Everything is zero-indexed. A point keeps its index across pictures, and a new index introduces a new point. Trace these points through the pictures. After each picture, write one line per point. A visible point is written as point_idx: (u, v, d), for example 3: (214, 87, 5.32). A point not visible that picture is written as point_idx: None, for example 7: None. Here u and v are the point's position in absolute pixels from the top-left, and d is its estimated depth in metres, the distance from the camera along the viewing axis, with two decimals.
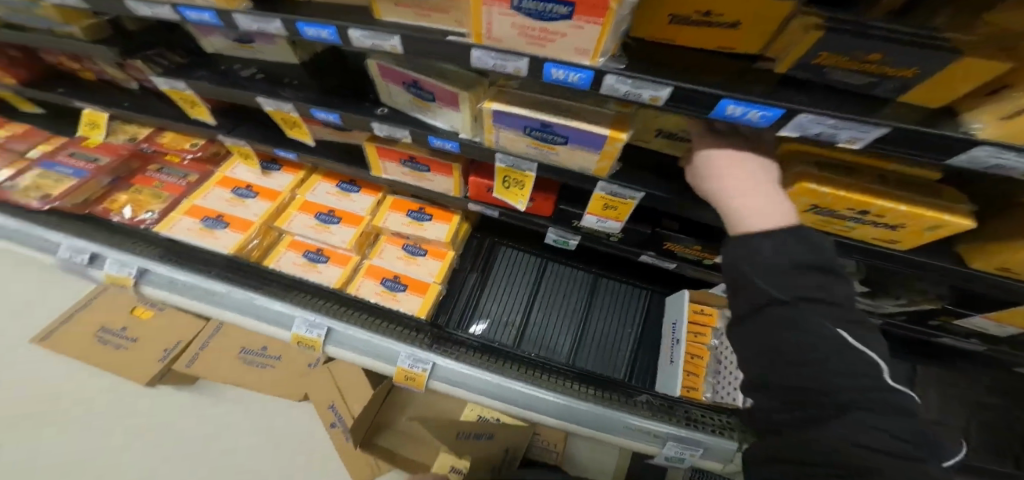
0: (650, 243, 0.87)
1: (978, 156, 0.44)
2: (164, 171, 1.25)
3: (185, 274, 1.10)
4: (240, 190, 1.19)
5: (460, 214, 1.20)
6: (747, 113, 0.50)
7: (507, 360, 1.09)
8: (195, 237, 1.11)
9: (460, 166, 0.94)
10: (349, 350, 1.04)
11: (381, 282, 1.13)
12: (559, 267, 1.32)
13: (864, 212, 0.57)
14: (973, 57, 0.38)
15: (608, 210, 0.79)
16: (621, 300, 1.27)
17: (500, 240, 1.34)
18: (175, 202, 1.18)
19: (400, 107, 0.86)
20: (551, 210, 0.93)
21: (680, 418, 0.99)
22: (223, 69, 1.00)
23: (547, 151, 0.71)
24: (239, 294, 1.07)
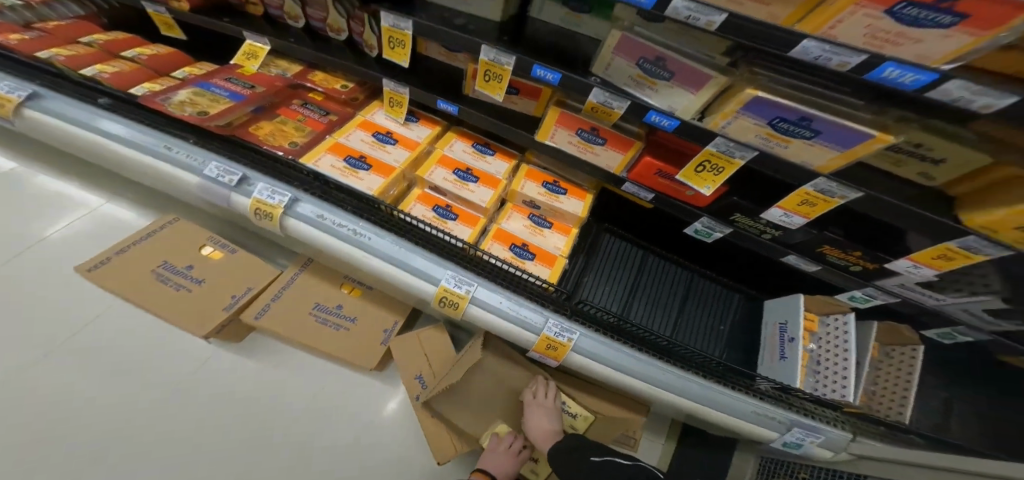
0: (805, 246, 0.99)
1: None
2: (307, 106, 1.20)
3: (339, 213, 1.10)
4: (382, 135, 1.09)
5: (592, 193, 1.24)
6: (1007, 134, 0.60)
7: (634, 337, 1.15)
8: (339, 175, 1.06)
9: (641, 144, 1.02)
10: (492, 310, 1.10)
11: (510, 248, 1.15)
12: (660, 261, 1.41)
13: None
14: None
15: (804, 206, 0.84)
16: (714, 299, 1.36)
17: (608, 228, 1.42)
18: (317, 139, 1.10)
19: (611, 80, 0.94)
20: (712, 201, 1.03)
21: (798, 407, 1.08)
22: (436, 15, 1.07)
23: (777, 142, 0.78)
24: (390, 240, 1.10)
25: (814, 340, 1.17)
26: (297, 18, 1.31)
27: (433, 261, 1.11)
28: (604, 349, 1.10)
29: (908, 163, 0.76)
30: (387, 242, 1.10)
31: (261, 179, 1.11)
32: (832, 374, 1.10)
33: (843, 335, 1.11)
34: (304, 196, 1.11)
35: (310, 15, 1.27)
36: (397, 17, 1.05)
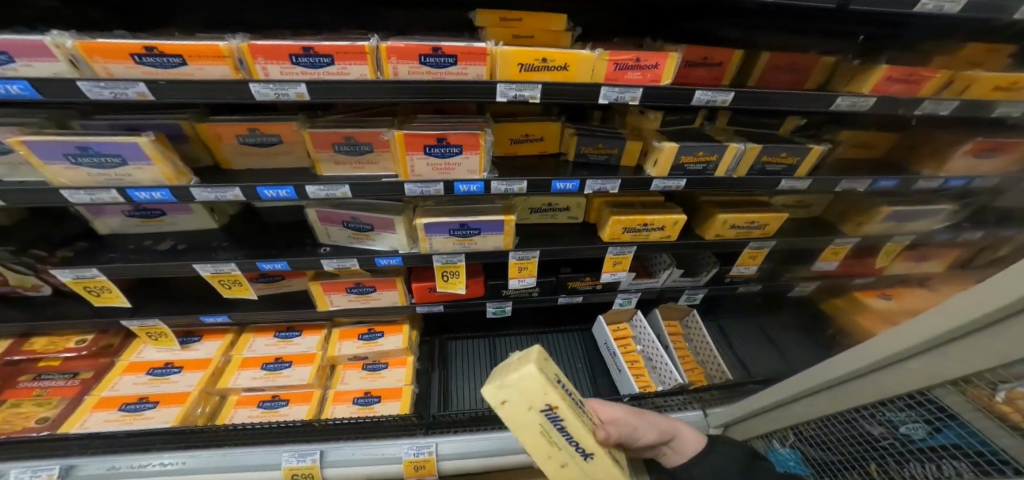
0: (560, 286, 1.22)
1: (657, 185, 0.95)
2: (43, 377, 1.13)
3: (133, 457, 1.02)
4: (158, 369, 1.15)
5: (406, 321, 1.34)
6: (563, 187, 0.92)
7: (499, 419, 1.22)
8: (118, 426, 1.01)
9: (402, 276, 1.16)
10: (348, 464, 1.08)
11: (354, 402, 1.16)
12: (505, 338, 1.55)
13: (646, 224, 1.04)
14: (629, 141, 0.95)
15: (522, 271, 1.12)
16: (562, 347, 1.52)
17: (447, 336, 1.53)
18: (75, 403, 1.07)
19: (339, 243, 1.07)
20: (483, 289, 1.21)
21: (653, 408, 1.22)
22: (132, 248, 1.07)
23: (467, 243, 1.03)
24: (205, 453, 1.04)
25: (639, 342, 1.43)
26: None
27: (264, 449, 1.06)
28: (471, 442, 1.14)
29: (558, 215, 1.15)
30: (201, 457, 1.03)
31: (14, 464, 1.00)
32: (659, 362, 1.32)
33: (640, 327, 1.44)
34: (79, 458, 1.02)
35: None
36: (76, 269, 0.99)
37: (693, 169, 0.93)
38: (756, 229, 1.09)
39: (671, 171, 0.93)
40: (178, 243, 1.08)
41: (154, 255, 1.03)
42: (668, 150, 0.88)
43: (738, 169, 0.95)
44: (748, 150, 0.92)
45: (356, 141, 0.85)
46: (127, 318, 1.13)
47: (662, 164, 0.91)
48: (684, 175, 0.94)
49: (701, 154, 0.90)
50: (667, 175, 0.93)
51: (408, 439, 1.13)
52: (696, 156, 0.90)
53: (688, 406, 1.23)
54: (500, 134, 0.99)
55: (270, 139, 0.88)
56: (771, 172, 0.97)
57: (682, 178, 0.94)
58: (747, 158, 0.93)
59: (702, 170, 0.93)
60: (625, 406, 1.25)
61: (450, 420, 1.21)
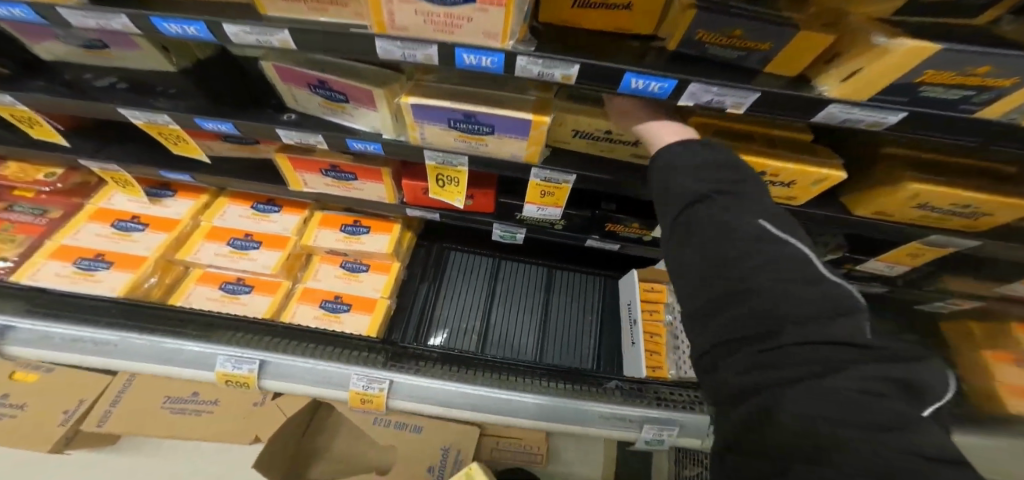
0: (594, 225, 0.91)
1: (834, 114, 0.53)
2: (14, 209, 1.05)
3: (62, 319, 0.88)
4: (123, 223, 1.02)
5: (400, 221, 1.12)
6: (648, 84, 0.55)
7: (473, 365, 1.06)
8: (70, 284, 0.93)
9: (391, 169, 0.87)
10: (290, 382, 0.91)
11: (321, 306, 1.04)
12: (513, 265, 1.30)
13: (763, 175, 0.63)
14: (807, 31, 0.47)
15: (546, 197, 0.80)
16: (578, 293, 1.27)
17: (448, 245, 1.30)
18: (37, 246, 0.99)
19: (309, 111, 0.78)
20: (493, 205, 0.92)
21: (651, 399, 1.01)
22: (68, 80, 0.82)
23: (476, 142, 0.72)
24: (138, 339, 0.88)
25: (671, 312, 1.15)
26: None
27: (198, 347, 0.89)
28: (432, 389, 0.95)
29: (617, 149, 0.72)
30: (133, 342, 0.87)
31: None
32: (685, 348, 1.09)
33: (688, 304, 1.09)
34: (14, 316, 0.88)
35: None
36: None
37: (935, 94, 0.48)
38: (962, 217, 0.66)
39: (877, 94, 0.49)
40: (119, 82, 0.82)
41: (86, 90, 0.79)
42: (901, 55, 0.43)
43: None
44: None
45: None
46: (87, 158, 0.95)
47: (869, 83, 0.48)
48: (908, 104, 0.50)
49: (978, 72, 0.44)
50: (865, 101, 0.50)
51: (360, 367, 0.94)
52: (964, 74, 0.44)
53: (695, 407, 1.00)
54: None
55: None
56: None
57: (901, 109, 0.50)
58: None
59: (956, 100, 0.48)
60: (624, 390, 1.03)
61: (416, 354, 1.06)
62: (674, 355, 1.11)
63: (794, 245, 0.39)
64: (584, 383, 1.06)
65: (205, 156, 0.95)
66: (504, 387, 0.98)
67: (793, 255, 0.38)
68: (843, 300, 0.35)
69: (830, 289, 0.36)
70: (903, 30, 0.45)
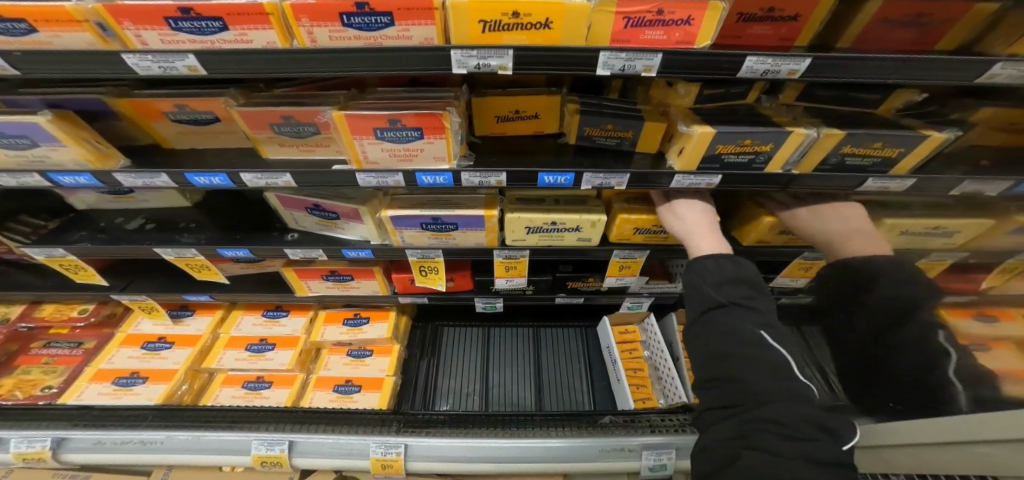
0: (556, 287, 1.05)
1: (680, 181, 0.72)
2: (52, 345, 1.18)
3: (114, 431, 1.02)
4: (151, 344, 1.15)
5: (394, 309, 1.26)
6: (556, 179, 0.73)
7: (480, 421, 1.14)
8: (109, 400, 1.05)
9: (381, 267, 1.05)
10: (319, 457, 1.02)
11: (334, 389, 1.14)
12: (501, 330, 1.43)
13: (665, 226, 0.81)
14: (648, 122, 0.71)
15: (510, 270, 0.96)
16: (562, 343, 1.39)
17: (441, 322, 1.43)
18: (77, 372, 1.12)
19: (308, 229, 0.97)
20: (471, 283, 1.08)
21: (644, 427, 1.08)
22: (104, 225, 1.01)
23: (445, 237, 0.89)
24: (183, 434, 1.02)
25: (647, 347, 1.28)
26: None
27: (236, 434, 1.02)
28: (444, 447, 1.05)
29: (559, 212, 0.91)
30: (177, 437, 1.01)
31: (14, 432, 1.03)
32: (665, 375, 1.19)
33: (655, 334, 1.24)
34: (73, 430, 1.03)
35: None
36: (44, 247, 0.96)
37: (733, 161, 0.68)
38: None
39: (700, 164, 0.69)
40: (148, 223, 1.01)
41: (122, 235, 0.97)
42: (697, 138, 0.63)
43: (803, 162, 0.68)
44: (823, 136, 0.64)
45: (297, 122, 0.69)
46: (117, 292, 1.12)
47: (690, 156, 0.67)
48: (721, 169, 0.69)
49: (747, 143, 0.65)
50: (695, 170, 0.69)
51: (377, 436, 1.04)
52: (740, 145, 0.65)
53: (687, 429, 1.06)
54: (483, 109, 0.79)
55: (205, 117, 0.73)
56: (851, 167, 0.68)
57: (717, 173, 0.69)
58: (818, 148, 0.65)
59: (748, 162, 0.68)
60: (620, 422, 1.10)
61: (427, 417, 1.14)
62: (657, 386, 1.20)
63: (781, 353, 0.55)
64: (581, 420, 1.14)
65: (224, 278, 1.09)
66: (510, 434, 1.07)
67: (778, 360, 0.54)
68: (801, 392, 0.52)
69: (795, 387, 0.52)
70: (703, 120, 0.66)
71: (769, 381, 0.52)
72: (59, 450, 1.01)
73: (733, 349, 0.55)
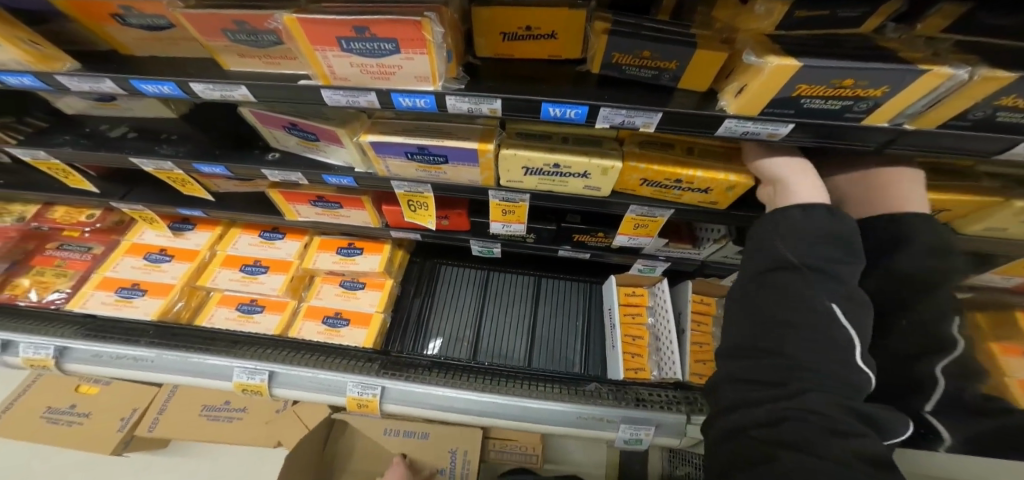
0: (561, 237, 0.93)
1: (731, 127, 0.56)
2: (65, 247, 1.21)
3: (111, 346, 1.05)
4: (154, 255, 1.14)
5: (391, 242, 1.19)
6: (565, 112, 0.60)
7: (462, 372, 1.12)
8: (111, 310, 1.06)
9: (370, 197, 0.96)
10: (298, 389, 1.01)
11: (322, 321, 1.10)
12: (502, 277, 1.35)
13: (679, 182, 0.63)
14: (702, 50, 0.52)
15: (507, 215, 0.85)
16: (563, 300, 1.30)
17: (440, 260, 1.37)
18: (84, 278, 1.16)
19: (290, 150, 0.88)
20: (467, 223, 0.97)
21: (629, 400, 1.00)
22: (89, 132, 0.96)
23: (435, 171, 0.78)
24: (173, 354, 1.03)
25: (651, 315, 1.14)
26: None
27: (220, 359, 1.03)
28: (419, 393, 1.02)
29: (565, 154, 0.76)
30: (168, 356, 1.02)
31: (25, 337, 1.05)
32: (667, 348, 1.07)
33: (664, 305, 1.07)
34: (75, 340, 1.06)
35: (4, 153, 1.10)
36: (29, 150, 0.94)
37: (816, 106, 0.50)
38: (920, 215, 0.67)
39: (764, 110, 0.52)
40: (129, 131, 0.95)
41: (102, 141, 0.92)
42: (770, 72, 0.44)
43: (925, 115, 0.49)
44: (975, 81, 0.42)
45: (252, 28, 0.57)
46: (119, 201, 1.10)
47: (750, 99, 0.50)
48: (795, 116, 0.52)
49: (846, 83, 0.46)
50: (754, 116, 0.53)
51: (356, 375, 1.02)
52: (834, 86, 0.46)
53: (674, 406, 0.97)
54: (486, 21, 0.62)
55: (157, 22, 0.61)
56: (997, 124, 0.49)
57: (790, 121, 0.52)
58: (961, 95, 0.45)
59: (839, 110, 0.50)
60: (602, 391, 1.03)
61: (410, 362, 1.13)
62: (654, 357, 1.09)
63: (849, 332, 0.44)
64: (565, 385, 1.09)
65: (208, 196, 1.08)
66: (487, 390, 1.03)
67: (844, 341, 0.44)
68: (853, 383, 0.43)
69: (850, 378, 0.43)
70: (781, 49, 0.46)
71: (826, 364, 0.43)
72: (62, 359, 1.04)
73: (791, 322, 0.45)
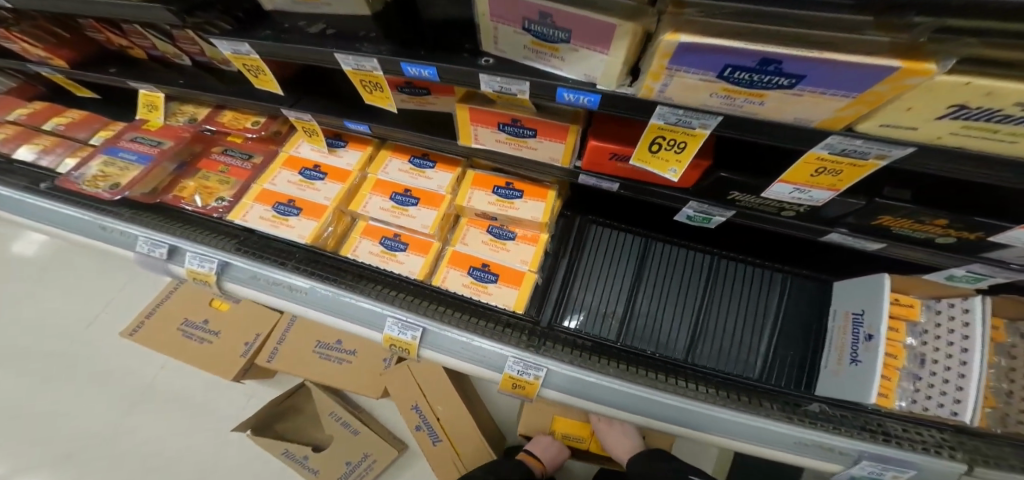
0: (858, 215, 0.65)
1: None
2: (229, 153, 1.07)
3: (266, 267, 0.85)
4: (308, 171, 0.97)
5: (556, 187, 0.93)
6: None
7: (625, 360, 0.88)
8: (270, 228, 0.92)
9: (580, 125, 0.73)
10: (450, 357, 0.80)
11: (469, 272, 0.90)
12: (668, 248, 1.05)
13: None
14: None
15: (821, 176, 0.59)
16: (755, 285, 0.99)
17: (592, 218, 1.08)
18: (245, 188, 0.99)
19: (508, 56, 0.68)
20: (699, 179, 0.73)
21: (875, 433, 0.73)
22: (287, 29, 0.82)
23: (747, 101, 0.52)
24: (327, 290, 0.82)
25: (913, 334, 0.86)
26: (180, 55, 1.03)
27: (370, 303, 0.82)
28: (591, 383, 0.78)
29: None
30: (321, 292, 0.82)
31: (190, 245, 0.88)
32: (937, 380, 0.80)
33: (963, 329, 0.79)
34: (235, 255, 0.87)
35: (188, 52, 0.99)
36: (231, 41, 0.81)
37: None
38: None
39: None
40: (328, 29, 0.80)
41: (302, 36, 0.78)
42: None
43: None
44: None
45: None
46: (286, 107, 0.92)
47: None
48: None
49: None
50: None
51: (514, 348, 0.80)
52: None
53: (947, 452, 0.70)
54: None
55: None
56: None
57: None
58: None
59: None
60: (829, 416, 0.77)
61: (562, 339, 0.90)
62: (909, 386, 0.83)
63: None
64: (768, 398, 0.83)
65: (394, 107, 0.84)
66: (676, 392, 0.78)
67: None
68: None
69: None
70: None
71: None
72: (223, 277, 0.86)
73: None
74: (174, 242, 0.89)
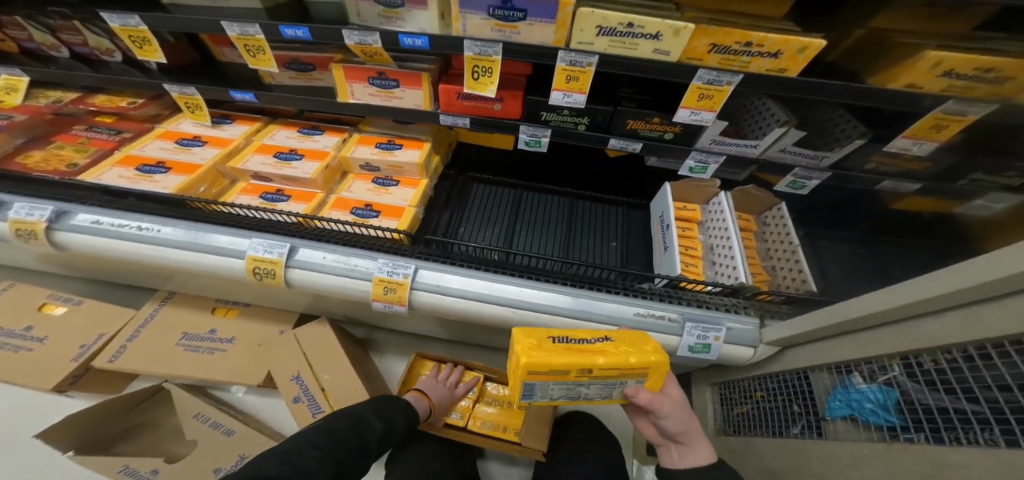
0: (615, 122, 0.95)
1: None
2: (94, 129, 1.12)
3: (123, 215, 0.93)
4: (185, 141, 1.06)
5: (429, 140, 1.12)
6: None
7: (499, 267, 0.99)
8: (128, 183, 0.94)
9: (429, 74, 0.97)
10: (318, 271, 0.88)
11: (350, 212, 1.00)
12: (534, 198, 1.28)
13: (749, 44, 0.68)
14: None
15: (571, 82, 0.83)
16: (598, 218, 1.25)
17: (472, 178, 1.29)
18: (107, 156, 1.03)
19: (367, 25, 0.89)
20: (519, 109, 0.99)
21: (689, 302, 0.98)
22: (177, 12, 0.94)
23: (508, 32, 0.79)
24: (184, 228, 0.92)
25: (703, 233, 1.16)
26: (56, 47, 1.11)
27: (238, 236, 0.92)
28: (457, 281, 0.90)
29: (640, 43, 0.73)
30: (177, 229, 0.91)
31: (23, 201, 0.93)
32: (722, 259, 1.05)
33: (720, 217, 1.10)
34: (78, 207, 0.93)
35: (67, 42, 1.08)
36: (122, 13, 0.90)
37: None
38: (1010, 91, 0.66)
39: None
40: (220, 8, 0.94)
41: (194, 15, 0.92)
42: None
43: None
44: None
45: None
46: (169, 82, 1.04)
47: None
48: None
49: None
50: None
51: (385, 257, 0.91)
52: None
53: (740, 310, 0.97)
54: None
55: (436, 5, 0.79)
56: None
57: None
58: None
59: None
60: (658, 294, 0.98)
61: (446, 252, 1.00)
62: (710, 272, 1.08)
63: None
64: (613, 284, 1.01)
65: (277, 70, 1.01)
66: (531, 283, 0.93)
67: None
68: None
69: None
70: None
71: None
72: (55, 227, 0.91)
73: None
74: (2, 199, 0.93)
